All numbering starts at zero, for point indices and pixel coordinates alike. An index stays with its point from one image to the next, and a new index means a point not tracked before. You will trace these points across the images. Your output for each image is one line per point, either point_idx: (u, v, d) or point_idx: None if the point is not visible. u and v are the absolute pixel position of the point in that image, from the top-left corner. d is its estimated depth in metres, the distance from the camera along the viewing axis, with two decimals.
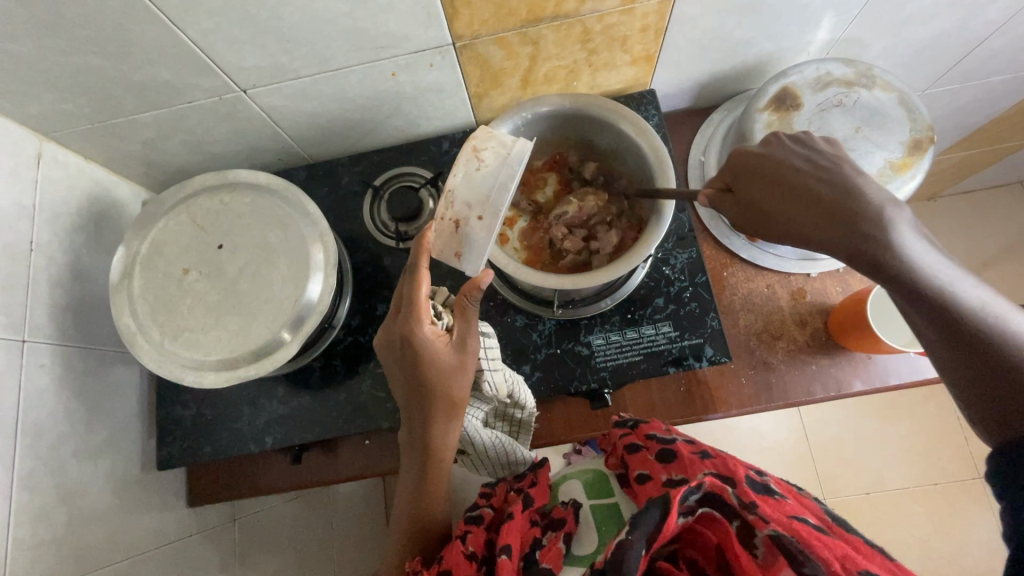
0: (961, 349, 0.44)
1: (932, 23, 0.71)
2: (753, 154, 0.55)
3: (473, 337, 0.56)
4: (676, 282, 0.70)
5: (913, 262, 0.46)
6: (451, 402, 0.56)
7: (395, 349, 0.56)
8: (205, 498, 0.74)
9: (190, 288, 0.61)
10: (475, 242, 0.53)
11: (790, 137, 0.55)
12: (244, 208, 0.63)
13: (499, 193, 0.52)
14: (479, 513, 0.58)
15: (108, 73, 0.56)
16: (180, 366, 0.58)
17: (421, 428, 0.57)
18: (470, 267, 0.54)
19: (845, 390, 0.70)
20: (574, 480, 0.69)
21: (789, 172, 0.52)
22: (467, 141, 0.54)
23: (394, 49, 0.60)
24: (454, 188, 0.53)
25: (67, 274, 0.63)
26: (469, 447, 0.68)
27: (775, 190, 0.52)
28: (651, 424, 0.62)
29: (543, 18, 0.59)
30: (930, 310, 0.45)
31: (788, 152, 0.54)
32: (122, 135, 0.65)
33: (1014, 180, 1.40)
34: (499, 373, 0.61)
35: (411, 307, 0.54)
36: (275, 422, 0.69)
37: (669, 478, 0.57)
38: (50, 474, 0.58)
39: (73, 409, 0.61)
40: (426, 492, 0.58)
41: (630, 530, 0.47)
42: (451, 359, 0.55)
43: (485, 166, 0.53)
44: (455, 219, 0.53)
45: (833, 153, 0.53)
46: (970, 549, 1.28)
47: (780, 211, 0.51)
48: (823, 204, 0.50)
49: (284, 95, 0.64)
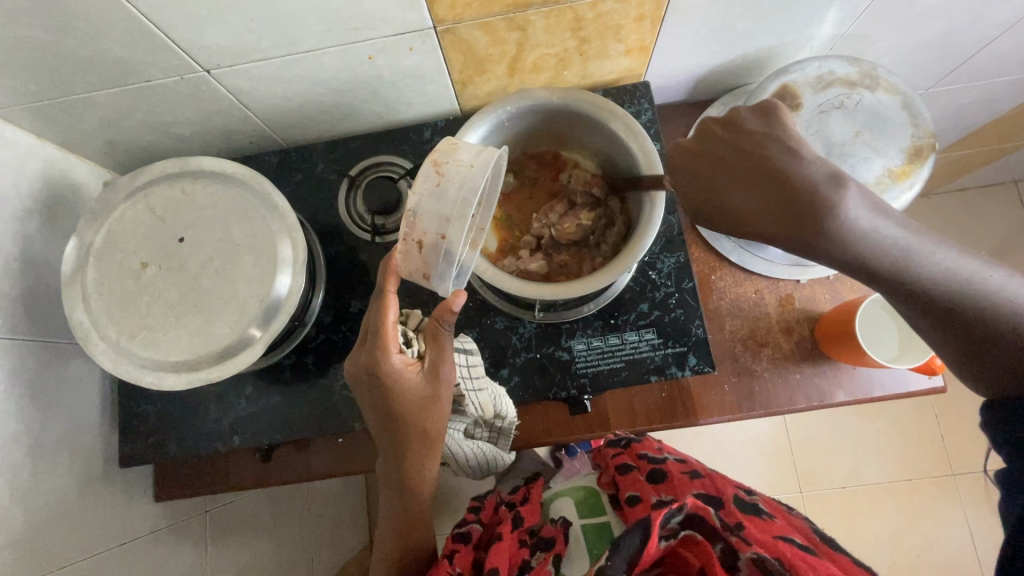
0: (931, 324, 0.45)
1: (940, 21, 0.68)
2: (683, 155, 0.54)
3: (446, 364, 0.55)
4: (662, 288, 0.68)
5: (863, 239, 0.45)
6: (426, 434, 0.56)
7: (363, 380, 0.54)
8: (172, 493, 0.72)
9: (149, 283, 0.57)
10: (439, 263, 0.51)
11: (726, 120, 0.53)
12: (207, 199, 0.59)
13: (459, 211, 0.49)
14: (469, 530, 0.64)
15: (54, 48, 0.51)
16: (138, 367, 0.55)
17: (395, 459, 0.57)
18: (441, 288, 0.53)
19: (827, 401, 0.69)
20: (566, 497, 0.73)
21: (730, 162, 0.51)
22: (428, 154, 0.52)
23: (370, 32, 0.56)
24: (416, 207, 0.50)
25: (19, 262, 0.59)
26: (452, 459, 0.70)
27: (716, 185, 0.52)
28: (644, 444, 0.67)
29: (530, 4, 0.55)
30: (891, 287, 0.45)
31: (723, 138, 0.53)
32: (76, 114, 0.61)
33: (1006, 180, 1.39)
34: (484, 391, 0.61)
35: (378, 337, 0.53)
36: (243, 421, 0.67)
37: (658, 498, 0.60)
38: (2, 475, 0.55)
39: (26, 407, 0.58)
40: (408, 516, 0.59)
41: (610, 555, 0.47)
42: (423, 389, 0.54)
43: (444, 183, 0.50)
44: (419, 240, 0.51)
45: (769, 131, 0.50)
46: (935, 542, 1.31)
47: (725, 200, 0.51)
48: (761, 194, 0.48)
49: (251, 77, 0.60)
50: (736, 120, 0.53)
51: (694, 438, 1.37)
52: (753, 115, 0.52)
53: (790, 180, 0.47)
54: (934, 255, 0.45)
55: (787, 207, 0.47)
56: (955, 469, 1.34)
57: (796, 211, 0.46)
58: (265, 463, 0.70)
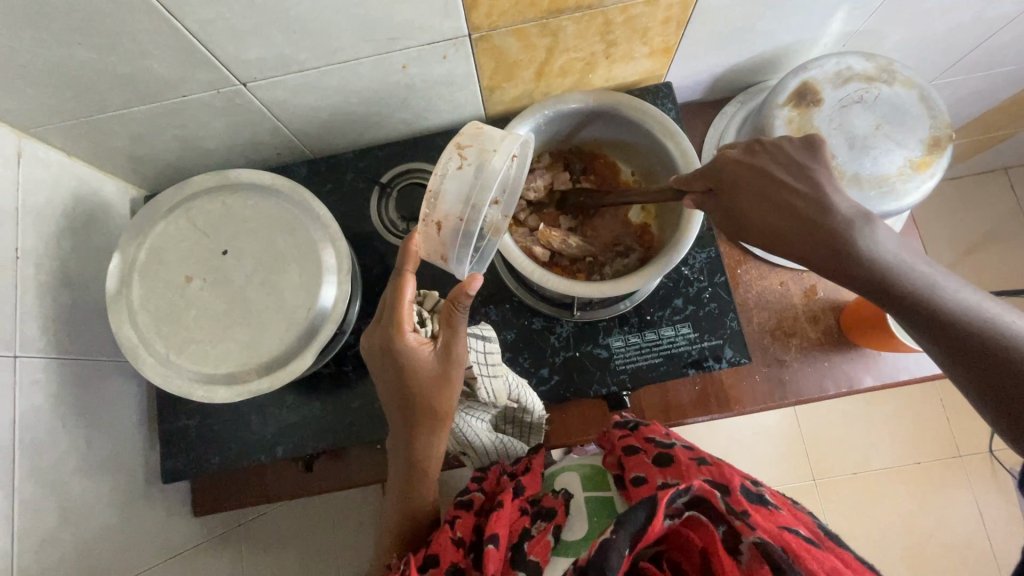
0: (946, 352, 0.45)
1: (950, 17, 0.70)
2: (733, 160, 0.54)
3: (458, 344, 0.55)
4: (694, 283, 0.69)
5: (880, 266, 0.48)
6: (434, 414, 0.56)
7: (377, 355, 0.56)
8: (212, 507, 0.72)
9: (194, 296, 0.58)
10: (456, 246, 0.53)
11: (772, 144, 0.55)
12: (248, 211, 0.60)
13: (479, 194, 0.51)
14: (470, 498, 0.60)
15: (95, 65, 0.51)
16: (188, 380, 0.56)
17: (406, 436, 0.57)
18: (458, 270, 0.56)
19: (856, 386, 0.71)
20: (572, 471, 0.65)
21: (766, 182, 0.52)
22: (452, 137, 0.53)
23: (407, 41, 0.56)
24: (437, 189, 0.52)
25: (58, 281, 0.59)
26: (470, 451, 0.67)
27: (752, 200, 0.52)
28: (651, 427, 0.61)
29: (564, 9, 0.56)
30: (905, 315, 0.47)
31: (769, 160, 0.54)
32: (109, 131, 0.60)
33: (998, 167, 1.42)
34: (500, 378, 0.60)
35: (393, 314, 0.55)
36: (285, 431, 0.67)
37: (664, 481, 0.56)
38: (53, 495, 0.54)
39: (71, 425, 0.58)
40: (415, 490, 0.59)
41: (614, 529, 0.46)
42: (434, 367, 0.55)
43: (467, 166, 0.51)
44: (437, 222, 0.52)
45: (811, 162, 0.53)
46: (947, 524, 1.34)
47: (759, 222, 0.52)
48: (791, 214, 0.51)
49: (286, 89, 0.60)
50: (785, 148, 0.55)
51: (707, 431, 1.39)
52: (796, 147, 0.55)
53: (818, 210, 0.50)
54: (961, 290, 0.46)
55: (824, 238, 0.49)
56: (963, 450, 1.37)
57: (816, 236, 0.49)
58: (306, 473, 0.70)
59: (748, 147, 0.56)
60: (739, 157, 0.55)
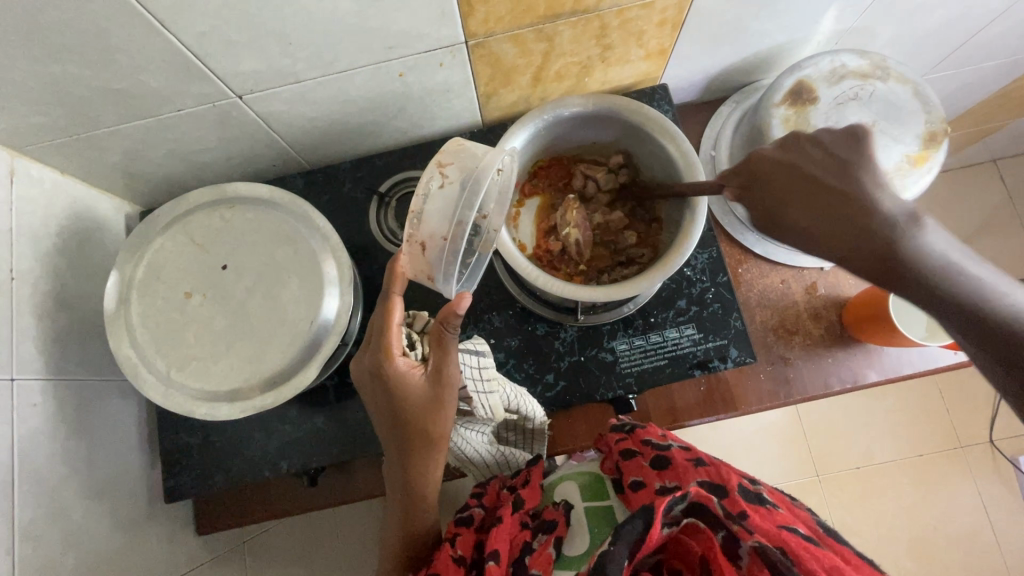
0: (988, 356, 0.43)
1: (939, 13, 0.71)
2: (765, 160, 0.56)
3: (449, 367, 0.54)
4: (697, 283, 0.69)
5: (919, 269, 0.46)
6: (429, 439, 0.55)
7: (366, 381, 0.55)
8: (215, 525, 0.71)
9: (195, 312, 0.57)
10: (441, 264, 0.52)
11: (810, 138, 0.55)
12: (247, 225, 0.60)
13: (463, 210, 0.50)
14: (470, 514, 0.60)
15: (90, 82, 0.51)
16: (189, 399, 0.55)
17: (400, 462, 0.57)
18: (445, 289, 0.54)
19: (860, 381, 0.71)
20: (570, 481, 0.64)
21: (801, 180, 0.53)
22: (433, 156, 0.53)
23: (402, 50, 0.56)
24: (420, 209, 0.51)
25: (54, 301, 0.58)
26: (471, 463, 0.68)
27: (788, 198, 0.53)
28: (647, 429, 0.59)
29: (560, 14, 0.56)
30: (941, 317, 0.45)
31: (806, 157, 0.54)
32: (103, 147, 0.60)
33: (987, 160, 1.44)
34: (495, 394, 0.60)
35: (381, 340, 0.54)
36: (289, 447, 0.66)
37: (662, 485, 0.55)
38: (54, 519, 0.53)
39: (71, 447, 0.57)
40: (412, 512, 0.58)
41: (613, 541, 0.45)
42: (426, 392, 0.54)
43: (449, 183, 0.51)
44: (422, 242, 0.52)
45: (854, 157, 0.52)
46: (950, 514, 1.34)
47: (795, 219, 0.53)
48: (824, 212, 0.51)
49: (281, 100, 0.60)
50: (824, 141, 0.54)
51: (710, 431, 1.38)
52: (835, 139, 0.54)
53: (860, 208, 0.49)
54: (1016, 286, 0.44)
55: (863, 235, 0.49)
56: (964, 441, 1.38)
57: (848, 231, 0.49)
58: (310, 488, 0.69)
59: (785, 144, 0.56)
60: (777, 157, 0.55)
